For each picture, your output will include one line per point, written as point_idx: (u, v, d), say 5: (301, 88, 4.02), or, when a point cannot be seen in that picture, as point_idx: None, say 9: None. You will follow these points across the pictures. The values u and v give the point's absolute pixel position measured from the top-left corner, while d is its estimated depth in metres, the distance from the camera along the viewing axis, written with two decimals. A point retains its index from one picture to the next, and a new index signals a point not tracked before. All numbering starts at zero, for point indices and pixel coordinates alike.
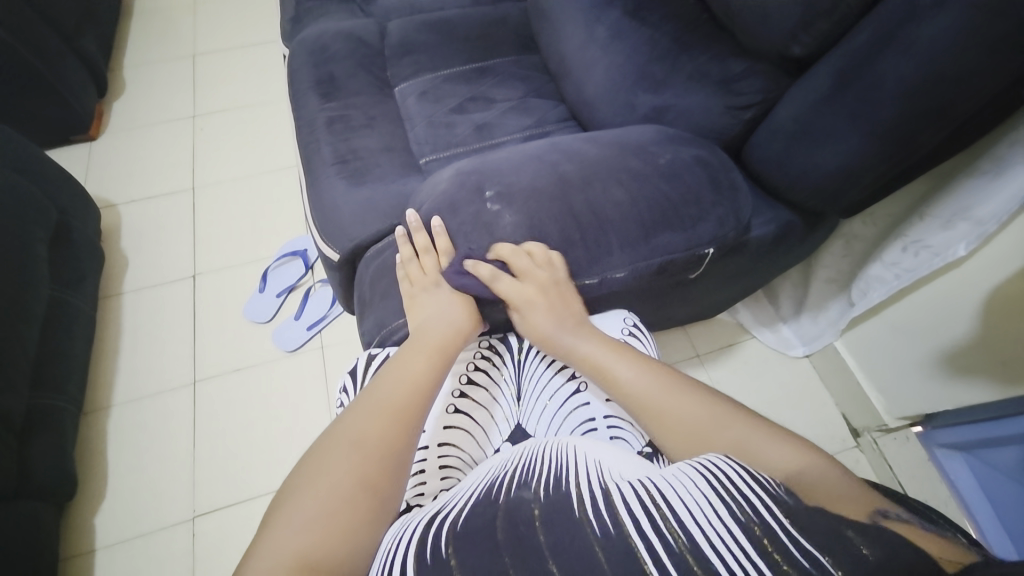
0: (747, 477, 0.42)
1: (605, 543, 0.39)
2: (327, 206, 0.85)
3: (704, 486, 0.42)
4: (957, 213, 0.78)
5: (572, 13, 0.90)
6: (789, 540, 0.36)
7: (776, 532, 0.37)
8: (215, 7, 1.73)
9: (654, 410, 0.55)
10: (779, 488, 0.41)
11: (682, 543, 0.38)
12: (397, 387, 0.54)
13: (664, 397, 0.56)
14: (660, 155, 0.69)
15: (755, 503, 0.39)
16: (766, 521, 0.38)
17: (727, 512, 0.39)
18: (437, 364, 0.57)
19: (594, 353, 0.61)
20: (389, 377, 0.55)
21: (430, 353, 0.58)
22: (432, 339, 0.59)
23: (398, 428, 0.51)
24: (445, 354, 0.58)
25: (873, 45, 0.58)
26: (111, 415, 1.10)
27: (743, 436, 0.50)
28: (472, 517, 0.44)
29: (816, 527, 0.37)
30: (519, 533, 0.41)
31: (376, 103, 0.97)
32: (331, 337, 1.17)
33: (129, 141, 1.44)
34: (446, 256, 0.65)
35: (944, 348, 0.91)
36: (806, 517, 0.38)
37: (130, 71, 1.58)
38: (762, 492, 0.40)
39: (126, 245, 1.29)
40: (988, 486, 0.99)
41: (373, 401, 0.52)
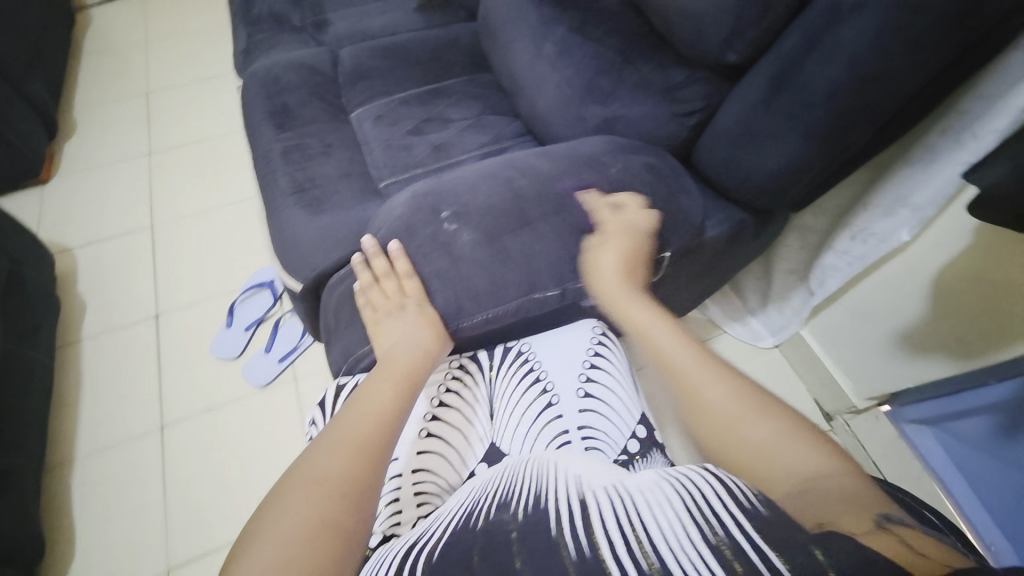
0: (722, 496, 0.42)
1: (581, 568, 0.38)
2: (286, 236, 0.84)
3: (678, 510, 0.41)
4: (898, 201, 0.81)
5: (520, 31, 0.92)
6: (758, 555, 0.35)
7: (746, 550, 0.36)
8: (167, 42, 1.71)
9: (688, 381, 0.55)
10: (753, 501, 0.41)
11: (653, 566, 0.37)
12: (363, 418, 0.52)
13: (694, 370, 0.55)
14: (612, 164, 0.70)
15: (728, 522, 0.39)
16: (738, 542, 0.37)
17: (698, 535, 0.38)
18: (404, 391, 0.56)
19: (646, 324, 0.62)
20: (354, 410, 0.54)
21: (396, 380, 0.57)
22: (397, 368, 0.58)
23: (364, 461, 0.49)
24: (412, 380, 0.57)
25: (801, 50, 0.61)
26: (75, 468, 1.05)
27: (771, 430, 0.48)
28: (448, 547, 0.43)
29: (786, 539, 0.36)
30: (497, 560, 0.40)
31: (332, 130, 0.97)
32: (303, 368, 1.15)
33: (83, 183, 1.40)
34: (408, 278, 0.64)
35: (905, 330, 0.94)
36: (779, 531, 0.37)
37: (81, 111, 1.54)
38: (737, 511, 0.40)
39: (84, 289, 1.24)
40: (957, 457, 1.02)
41: (336, 437, 0.51)
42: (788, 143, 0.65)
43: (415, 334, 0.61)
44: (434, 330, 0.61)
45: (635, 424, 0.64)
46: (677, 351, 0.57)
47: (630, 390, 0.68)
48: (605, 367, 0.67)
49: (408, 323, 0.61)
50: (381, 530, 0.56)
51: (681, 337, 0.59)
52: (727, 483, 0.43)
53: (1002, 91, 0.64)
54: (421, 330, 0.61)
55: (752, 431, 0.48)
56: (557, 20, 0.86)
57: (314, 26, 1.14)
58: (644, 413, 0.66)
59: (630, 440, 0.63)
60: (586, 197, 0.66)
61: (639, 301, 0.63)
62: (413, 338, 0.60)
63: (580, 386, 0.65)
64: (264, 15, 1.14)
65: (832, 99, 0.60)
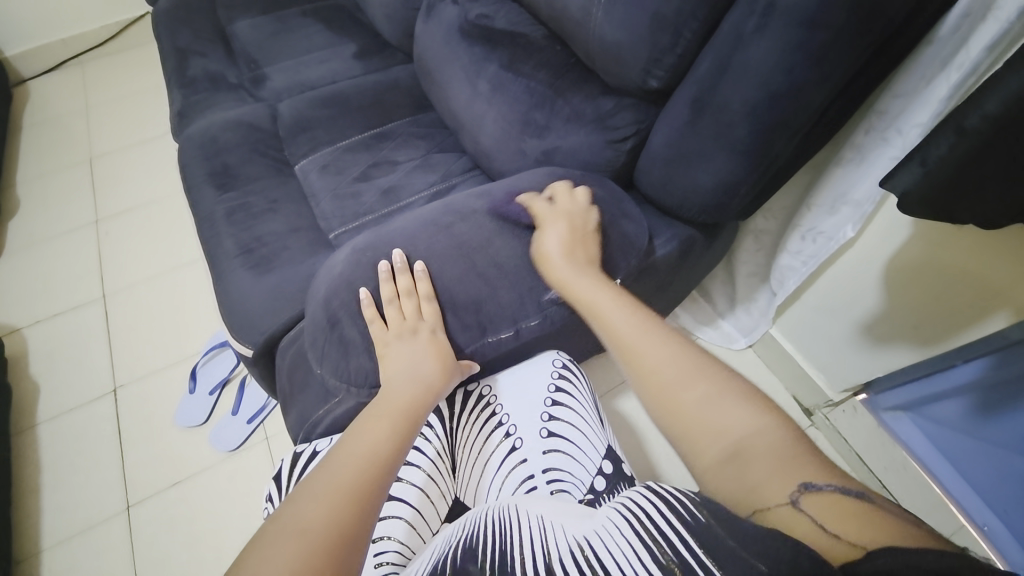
0: (663, 509, 0.41)
1: None
2: (235, 301, 0.82)
3: (627, 532, 0.41)
4: (838, 199, 0.83)
5: (455, 71, 0.93)
6: (702, 570, 0.34)
7: (692, 566, 0.35)
8: (110, 106, 1.69)
9: (635, 351, 0.53)
10: (693, 511, 0.39)
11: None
12: (359, 458, 0.47)
13: (637, 338, 0.54)
14: (553, 197, 0.70)
15: (671, 537, 0.38)
16: (684, 558, 0.36)
17: (648, 557, 0.38)
18: (402, 433, 0.51)
19: (587, 291, 0.60)
20: (338, 456, 0.48)
21: (397, 418, 0.53)
22: (396, 403, 0.54)
23: (350, 513, 0.43)
24: (412, 418, 0.53)
25: (715, 73, 0.62)
26: (37, 564, 0.99)
27: (707, 388, 0.47)
28: None
29: (718, 543, 0.35)
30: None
31: (276, 185, 0.96)
32: (274, 426, 1.11)
33: (30, 259, 1.36)
34: (428, 301, 0.61)
35: (864, 322, 0.95)
36: (711, 531, 0.36)
37: (24, 185, 1.50)
38: (678, 523, 0.39)
39: (36, 370, 1.19)
40: (938, 440, 1.03)
41: (318, 486, 0.45)
42: (720, 161, 0.67)
43: (421, 365, 0.57)
44: (439, 368, 0.58)
45: (601, 459, 0.63)
46: (622, 319, 0.56)
47: (594, 424, 0.66)
48: (567, 403, 0.67)
49: (418, 349, 0.58)
50: None
51: (624, 305, 0.58)
52: (665, 494, 0.42)
53: (918, 86, 0.66)
54: (442, 359, 0.59)
55: (692, 404, 0.46)
56: (488, 59, 0.88)
57: (252, 81, 1.14)
58: (609, 446, 0.65)
59: (597, 478, 0.61)
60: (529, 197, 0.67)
61: (586, 269, 0.62)
62: (415, 372, 0.56)
63: (543, 426, 0.65)
64: (199, 76, 1.14)
65: (751, 117, 0.61)
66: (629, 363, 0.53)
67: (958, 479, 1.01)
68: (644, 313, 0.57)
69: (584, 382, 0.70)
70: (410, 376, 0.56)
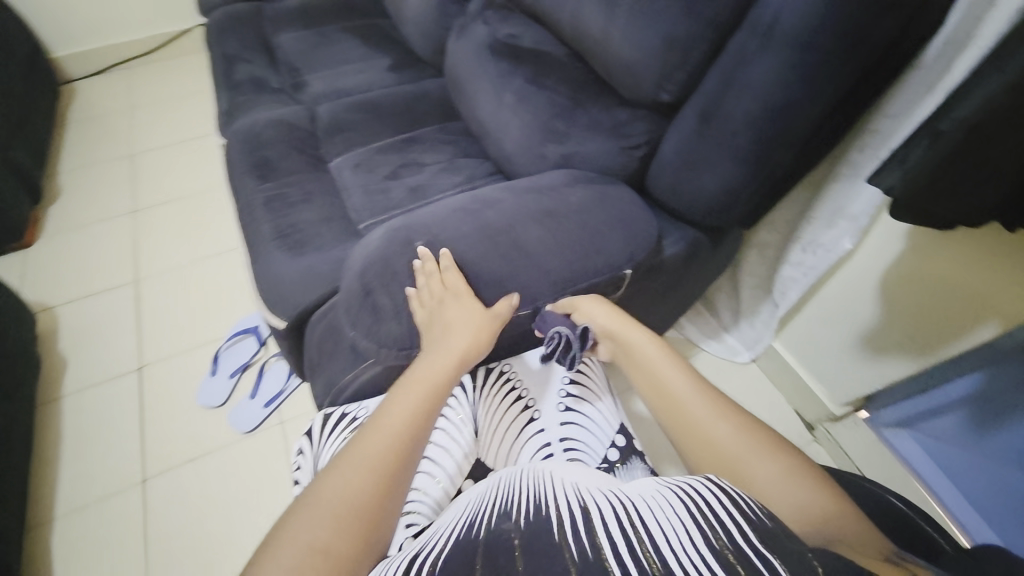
0: (724, 507, 0.47)
1: (581, 565, 0.43)
2: (270, 279, 0.88)
3: (686, 515, 0.48)
4: (836, 213, 0.89)
5: (482, 84, 1.02)
6: (758, 558, 0.41)
7: (747, 555, 0.41)
8: (151, 108, 1.80)
9: (688, 421, 0.59)
10: (760, 515, 0.46)
11: (654, 565, 0.43)
12: (391, 436, 0.54)
13: (696, 406, 0.60)
14: (571, 194, 0.77)
15: (729, 529, 0.45)
16: (739, 548, 0.42)
17: (702, 539, 0.44)
18: (430, 405, 0.58)
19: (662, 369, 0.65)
20: (383, 423, 0.55)
21: (428, 396, 0.59)
22: (424, 381, 0.59)
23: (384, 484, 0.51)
24: (437, 398, 0.59)
25: (721, 89, 0.70)
26: (53, 530, 1.02)
27: (775, 468, 0.53)
28: (452, 556, 0.48)
29: (781, 544, 0.42)
30: (500, 565, 0.44)
31: (312, 179, 1.04)
32: (289, 411, 1.15)
33: (68, 243, 1.43)
34: (450, 275, 0.65)
35: (863, 332, 1.00)
36: (778, 538, 0.43)
37: (66, 175, 1.60)
38: (739, 519, 0.46)
39: (66, 346, 1.25)
40: (937, 455, 1.06)
41: (362, 452, 0.53)
42: (724, 168, 0.74)
43: (457, 336, 0.63)
44: (473, 343, 0.63)
45: (614, 433, 0.70)
46: (683, 386, 0.62)
47: (607, 403, 0.73)
48: (583, 383, 0.74)
49: (465, 326, 0.63)
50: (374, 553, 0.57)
51: (685, 372, 0.64)
52: (730, 493, 0.49)
53: (907, 109, 0.73)
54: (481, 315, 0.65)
55: (762, 478, 0.53)
56: (515, 72, 0.96)
57: (293, 87, 1.23)
58: (622, 424, 0.72)
59: (610, 449, 0.69)
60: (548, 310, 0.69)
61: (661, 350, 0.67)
62: (448, 343, 0.62)
63: (562, 402, 0.70)
64: (245, 79, 1.23)
65: (752, 127, 0.68)
66: (687, 433, 0.59)
67: (958, 497, 1.03)
68: (701, 380, 0.63)
69: (598, 368, 0.77)
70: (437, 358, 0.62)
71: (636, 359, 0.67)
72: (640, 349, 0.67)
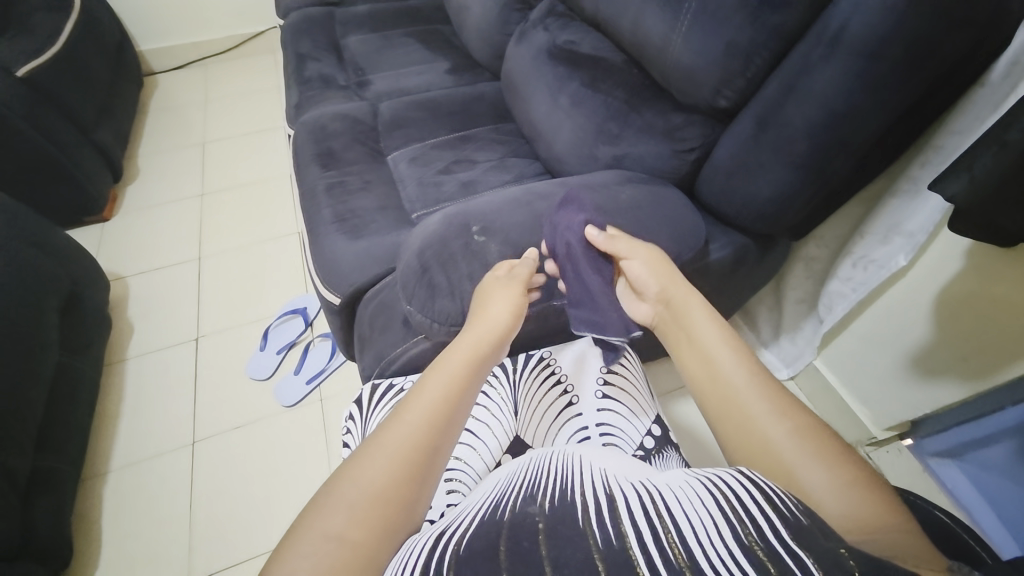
0: (757, 496, 0.39)
1: (607, 555, 0.36)
2: (328, 258, 0.93)
3: (711, 504, 0.40)
4: (891, 229, 0.87)
5: (538, 87, 1.06)
6: (792, 561, 0.34)
7: (778, 554, 0.35)
8: (222, 102, 1.94)
9: (738, 410, 0.50)
10: (795, 510, 0.38)
11: (680, 558, 0.36)
12: (419, 422, 0.46)
13: (749, 392, 0.51)
14: (622, 192, 0.79)
15: (760, 523, 0.37)
16: (771, 545, 0.35)
17: (730, 533, 0.37)
18: (462, 384, 0.51)
19: (706, 339, 0.56)
20: (412, 404, 0.48)
21: (458, 376, 0.51)
22: (455, 364, 0.53)
23: (412, 473, 0.44)
24: (471, 381, 0.52)
25: (780, 95, 0.71)
26: (107, 481, 1.09)
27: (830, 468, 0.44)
28: (475, 537, 0.41)
29: (816, 542, 0.35)
30: (522, 549, 0.38)
31: (371, 169, 1.10)
32: (329, 389, 1.20)
33: (141, 220, 1.55)
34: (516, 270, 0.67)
35: (912, 353, 0.96)
36: (810, 533, 0.36)
37: (143, 159, 1.73)
38: (771, 511, 0.38)
39: (132, 312, 1.34)
40: (986, 490, 1.00)
41: (389, 438, 0.46)
42: (778, 173, 0.74)
43: (491, 322, 0.58)
44: (506, 328, 0.59)
45: (651, 423, 0.71)
46: (730, 360, 0.54)
47: (644, 394, 0.74)
48: (621, 373, 0.74)
49: (501, 315, 0.60)
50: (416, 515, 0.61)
51: (734, 345, 0.55)
52: (761, 484, 0.41)
53: (973, 125, 0.71)
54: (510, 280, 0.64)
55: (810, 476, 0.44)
56: (571, 76, 1.00)
57: (358, 85, 1.31)
58: (659, 415, 0.72)
59: (646, 438, 0.69)
60: (590, 234, 0.67)
61: (705, 317, 0.58)
62: (482, 329, 0.58)
63: (598, 389, 0.72)
64: (315, 76, 1.32)
65: (811, 133, 0.69)
66: (729, 419, 0.51)
67: (1000, 530, 0.96)
68: (759, 366, 0.53)
69: (635, 361, 0.77)
70: (471, 339, 0.56)
71: (683, 326, 0.60)
72: (687, 318, 0.60)
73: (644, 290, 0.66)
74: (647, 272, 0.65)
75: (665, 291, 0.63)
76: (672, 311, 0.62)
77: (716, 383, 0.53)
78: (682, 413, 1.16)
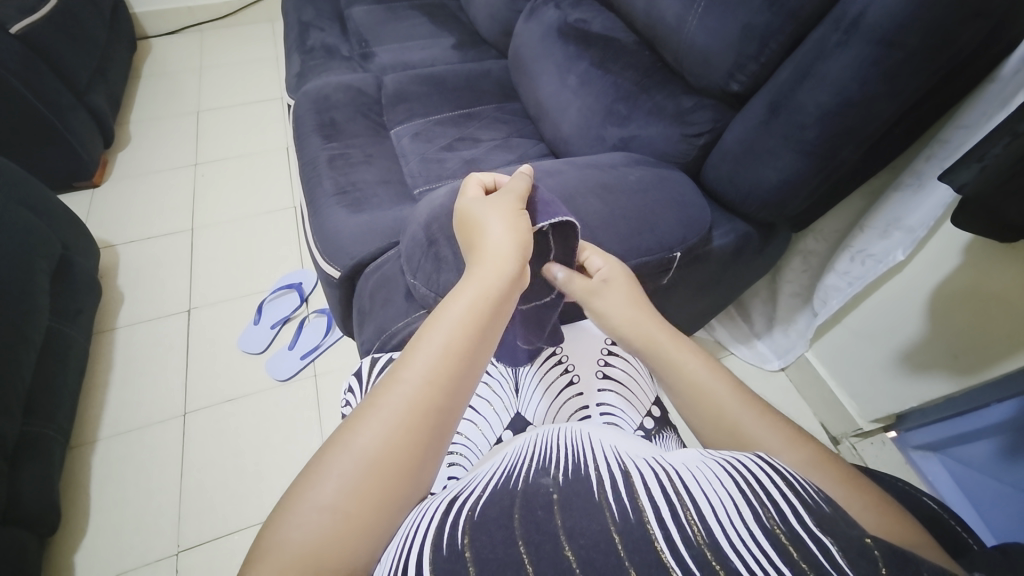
0: (779, 482, 0.39)
1: (623, 527, 0.36)
2: (328, 229, 0.92)
3: (731, 486, 0.39)
4: (892, 223, 0.86)
5: (547, 66, 1.04)
6: (815, 547, 0.33)
7: (801, 539, 0.34)
8: (219, 70, 1.89)
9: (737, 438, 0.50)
10: (816, 498, 0.37)
11: (701, 538, 0.35)
12: (418, 380, 0.43)
13: (743, 416, 0.51)
14: (630, 173, 0.78)
15: (782, 508, 0.36)
16: (793, 529, 0.35)
17: (752, 516, 0.36)
18: (467, 339, 0.46)
19: (698, 377, 0.55)
20: (411, 361, 0.44)
21: (462, 327, 0.46)
22: (460, 314, 0.47)
23: (412, 437, 0.41)
24: (478, 334, 0.47)
25: (794, 80, 0.70)
26: (96, 449, 1.08)
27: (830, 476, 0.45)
28: (489, 505, 0.40)
29: (843, 533, 0.34)
30: (537, 518, 0.37)
31: (373, 143, 1.07)
32: (324, 365, 1.19)
33: (132, 187, 1.51)
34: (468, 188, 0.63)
35: (904, 349, 0.97)
36: (835, 523, 0.35)
37: (136, 125, 1.69)
38: (794, 499, 0.37)
39: (123, 282, 1.32)
40: (965, 485, 1.03)
41: (388, 398, 0.42)
42: (786, 160, 0.74)
43: (494, 259, 0.52)
44: (512, 267, 0.52)
45: (651, 403, 0.72)
46: (722, 391, 0.53)
47: (646, 376, 0.75)
48: (622, 355, 0.75)
49: (501, 248, 0.53)
50: None
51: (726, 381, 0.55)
52: (782, 471, 0.40)
53: (980, 121, 0.70)
54: (501, 194, 0.59)
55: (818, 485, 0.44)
56: (582, 55, 0.98)
57: (361, 56, 1.28)
58: (657, 397, 0.73)
59: (646, 418, 0.70)
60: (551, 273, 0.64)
61: (689, 360, 0.57)
62: (484, 269, 0.51)
63: (599, 369, 0.73)
64: (317, 46, 1.29)
65: (823, 121, 0.68)
66: (728, 441, 0.51)
67: (979, 522, 0.98)
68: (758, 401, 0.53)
69: None
70: (478, 282, 0.50)
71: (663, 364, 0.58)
72: (670, 357, 0.58)
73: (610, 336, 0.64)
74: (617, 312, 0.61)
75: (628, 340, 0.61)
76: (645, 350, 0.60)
77: (716, 420, 0.52)
78: None
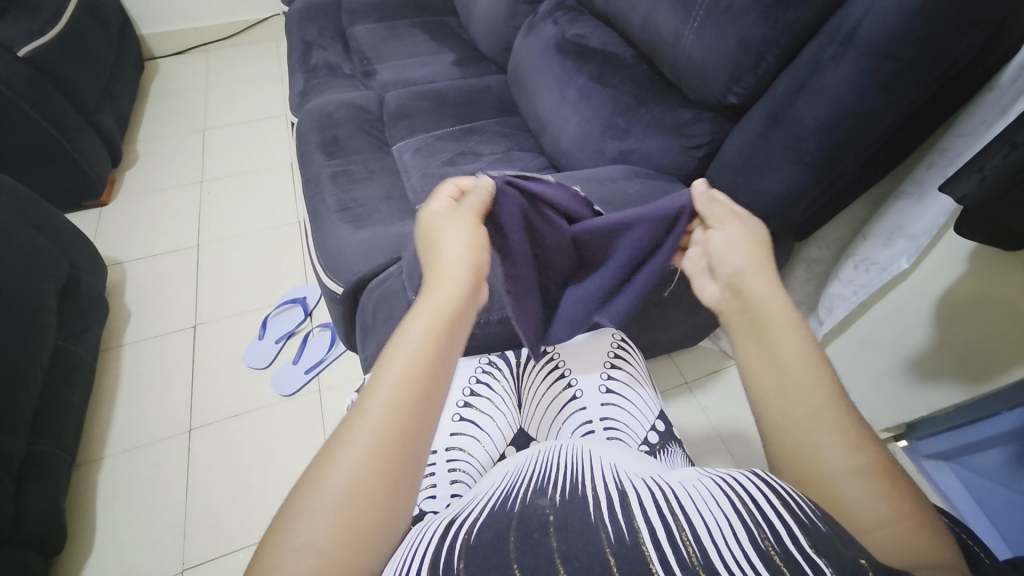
0: (775, 502, 0.38)
1: (618, 549, 0.35)
2: (331, 245, 0.93)
3: (726, 506, 0.39)
4: (895, 231, 0.86)
5: (545, 81, 1.06)
6: (810, 569, 0.33)
7: (795, 559, 0.34)
8: (225, 88, 1.92)
9: (802, 426, 0.46)
10: (812, 517, 0.37)
11: (695, 559, 0.34)
12: (383, 409, 0.41)
13: (816, 411, 0.46)
14: (630, 186, 0.79)
15: (777, 528, 0.36)
16: (787, 549, 0.34)
17: (747, 538, 0.36)
18: (431, 360, 0.44)
19: (795, 349, 0.50)
20: (376, 389, 0.42)
21: (424, 347, 0.45)
22: (420, 334, 0.45)
23: (384, 469, 0.39)
24: (441, 354, 0.45)
25: (791, 93, 0.70)
26: (102, 467, 1.08)
27: (872, 491, 0.41)
28: (484, 527, 0.40)
29: (837, 553, 0.34)
30: (532, 541, 0.37)
31: (375, 158, 1.09)
32: (328, 380, 1.19)
33: (139, 205, 1.54)
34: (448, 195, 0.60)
35: (912, 357, 0.96)
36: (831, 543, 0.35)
37: (143, 144, 1.72)
38: (790, 518, 0.37)
39: (130, 298, 1.33)
40: (979, 495, 0.99)
41: (354, 431, 0.40)
42: (786, 171, 0.74)
43: (448, 276, 0.51)
44: (466, 279, 0.51)
45: (655, 418, 0.71)
46: (806, 374, 0.48)
47: (648, 390, 0.75)
48: (624, 369, 0.75)
49: (454, 262, 0.52)
50: (419, 502, 0.61)
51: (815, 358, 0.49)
52: (779, 489, 0.40)
53: (980, 129, 0.70)
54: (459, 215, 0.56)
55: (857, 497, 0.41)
56: (580, 70, 0.99)
57: (363, 74, 1.30)
58: (662, 411, 0.73)
59: (650, 432, 0.70)
60: (699, 185, 0.64)
61: (797, 328, 0.51)
62: (439, 287, 0.50)
63: (602, 384, 0.73)
64: (320, 64, 1.31)
65: (821, 132, 0.68)
66: (786, 429, 0.47)
67: (993, 536, 0.94)
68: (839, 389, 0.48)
69: (638, 358, 0.78)
70: (433, 301, 0.48)
71: (761, 324, 0.53)
72: (768, 317, 0.53)
73: (718, 265, 0.60)
74: (729, 245, 0.59)
75: (741, 276, 0.57)
76: (747, 301, 0.55)
77: (789, 399, 0.47)
78: (681, 410, 1.16)
